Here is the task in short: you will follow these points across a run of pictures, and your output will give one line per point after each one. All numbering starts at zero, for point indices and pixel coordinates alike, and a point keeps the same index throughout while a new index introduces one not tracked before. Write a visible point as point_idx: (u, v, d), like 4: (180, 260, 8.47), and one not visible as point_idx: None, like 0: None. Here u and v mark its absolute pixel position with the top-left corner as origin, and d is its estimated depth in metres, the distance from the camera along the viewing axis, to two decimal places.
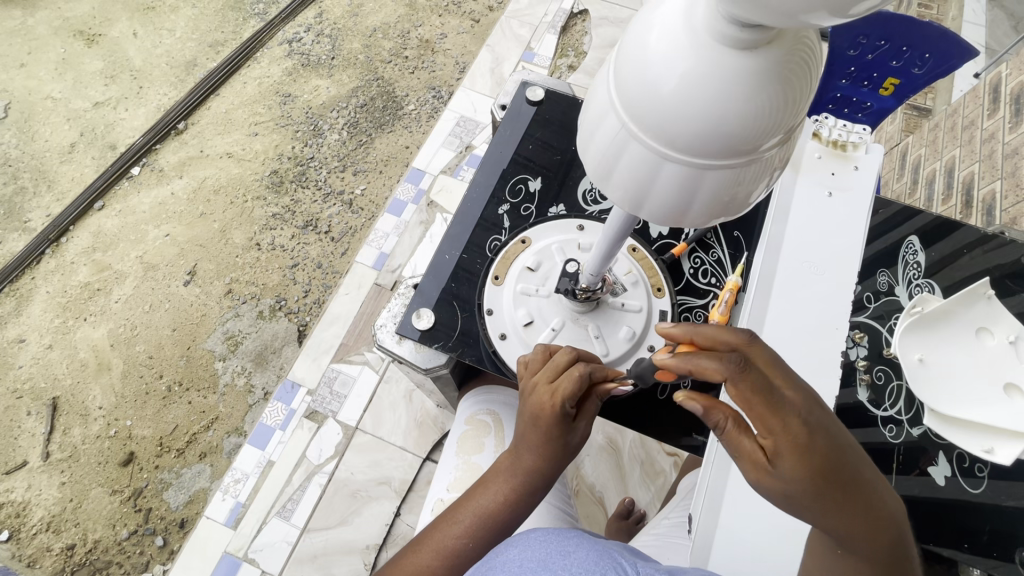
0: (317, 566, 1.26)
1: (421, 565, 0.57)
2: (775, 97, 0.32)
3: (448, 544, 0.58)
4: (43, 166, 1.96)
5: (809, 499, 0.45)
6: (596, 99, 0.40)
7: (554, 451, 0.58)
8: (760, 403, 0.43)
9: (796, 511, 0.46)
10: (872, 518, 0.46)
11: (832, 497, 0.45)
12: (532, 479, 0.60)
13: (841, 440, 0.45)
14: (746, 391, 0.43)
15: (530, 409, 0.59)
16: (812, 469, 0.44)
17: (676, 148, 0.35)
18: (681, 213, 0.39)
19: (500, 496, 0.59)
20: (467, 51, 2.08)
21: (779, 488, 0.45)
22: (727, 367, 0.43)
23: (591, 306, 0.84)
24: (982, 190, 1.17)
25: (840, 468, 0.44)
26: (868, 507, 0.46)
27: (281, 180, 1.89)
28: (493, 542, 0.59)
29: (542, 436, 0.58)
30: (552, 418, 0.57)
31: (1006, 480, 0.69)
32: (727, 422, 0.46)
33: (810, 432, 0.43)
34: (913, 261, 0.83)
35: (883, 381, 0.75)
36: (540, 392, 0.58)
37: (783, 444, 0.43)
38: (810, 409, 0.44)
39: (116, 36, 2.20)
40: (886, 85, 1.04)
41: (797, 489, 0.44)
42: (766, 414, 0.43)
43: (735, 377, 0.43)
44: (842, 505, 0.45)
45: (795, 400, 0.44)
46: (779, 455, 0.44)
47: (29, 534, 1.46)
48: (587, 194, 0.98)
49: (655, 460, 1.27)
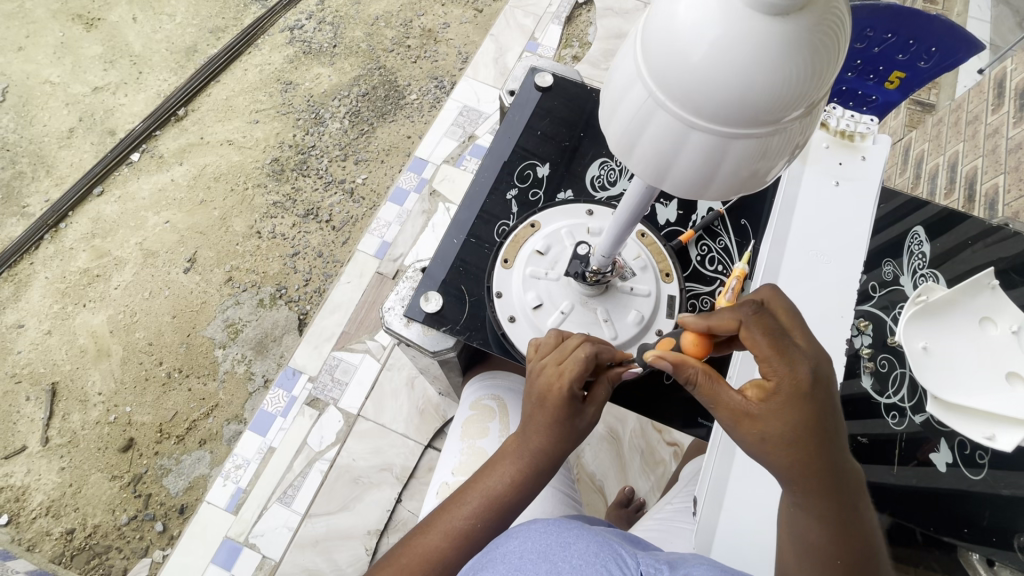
0: (318, 552, 1.27)
1: (429, 546, 0.56)
2: (803, 65, 0.32)
3: (456, 524, 0.57)
4: (41, 151, 1.95)
5: (787, 447, 0.45)
6: (621, 72, 0.40)
7: (560, 432, 0.59)
8: (768, 348, 0.46)
9: (766, 462, 0.46)
10: (838, 485, 0.46)
11: (813, 453, 0.45)
12: (538, 460, 0.60)
13: (836, 402, 0.47)
14: (758, 335, 0.46)
15: (538, 389, 0.60)
16: (804, 414, 0.45)
17: (703, 117, 0.35)
18: (703, 185, 0.40)
19: (507, 476, 0.60)
20: (469, 41, 2.07)
21: (759, 433, 0.45)
22: (742, 313, 0.47)
23: (601, 290, 0.84)
24: (985, 185, 1.18)
25: (828, 426, 0.46)
26: (842, 477, 0.47)
27: (282, 169, 1.88)
28: (500, 523, 0.58)
29: (550, 417, 0.59)
30: (558, 398, 0.58)
31: (1005, 468, 0.72)
32: (696, 375, 0.48)
33: (810, 380, 0.45)
34: (919, 252, 0.84)
35: (887, 369, 0.77)
36: (549, 373, 0.60)
37: (785, 386, 0.45)
38: (818, 362, 0.46)
39: (116, 21, 2.18)
40: (891, 79, 1.04)
41: (777, 435, 0.45)
42: (771, 357, 0.46)
43: (749, 322, 0.47)
44: (819, 464, 0.45)
45: (805, 350, 0.46)
46: (771, 397, 0.45)
47: (28, 518, 1.46)
48: (595, 180, 0.98)
49: (655, 449, 1.28)
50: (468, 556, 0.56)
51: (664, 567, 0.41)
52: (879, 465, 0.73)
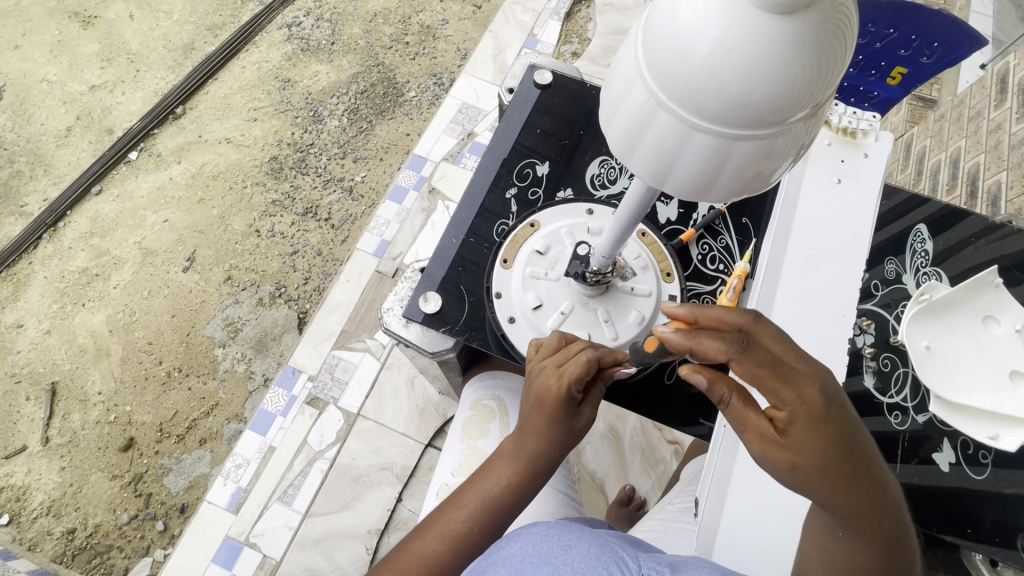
0: (318, 551, 1.27)
1: (426, 550, 0.56)
2: (808, 65, 0.32)
3: (453, 527, 0.57)
4: (39, 150, 1.94)
5: (819, 473, 0.45)
6: (621, 72, 0.39)
7: (558, 435, 0.59)
8: (769, 378, 0.44)
9: (799, 487, 0.46)
10: (873, 502, 0.46)
11: (844, 473, 0.45)
12: (536, 462, 0.59)
13: (854, 416, 0.46)
14: (753, 367, 0.44)
15: (536, 391, 0.59)
16: (828, 440, 0.44)
17: (705, 118, 0.34)
18: (705, 187, 0.39)
19: (504, 479, 0.59)
20: (469, 38, 2.06)
21: (789, 462, 0.45)
22: (732, 348, 0.44)
23: (601, 290, 0.84)
24: (987, 181, 1.17)
25: (852, 444, 0.45)
26: (876, 489, 0.46)
27: (280, 167, 1.87)
28: (497, 526, 0.58)
29: (547, 419, 0.58)
30: (557, 401, 0.58)
31: (1007, 467, 0.71)
32: (730, 394, 0.47)
33: (825, 401, 0.44)
34: (921, 250, 0.83)
35: (890, 368, 0.76)
36: (547, 375, 0.59)
37: (799, 413, 0.44)
38: (825, 380, 0.45)
39: (113, 19, 2.17)
40: (893, 75, 1.04)
41: (807, 463, 0.44)
42: (778, 385, 0.44)
43: (742, 356, 0.44)
44: (851, 483, 0.45)
45: (808, 371, 0.44)
46: (792, 425, 0.44)
47: (29, 518, 1.46)
48: (595, 179, 0.98)
49: (656, 448, 1.27)
50: (465, 559, 0.56)
51: (666, 569, 0.41)
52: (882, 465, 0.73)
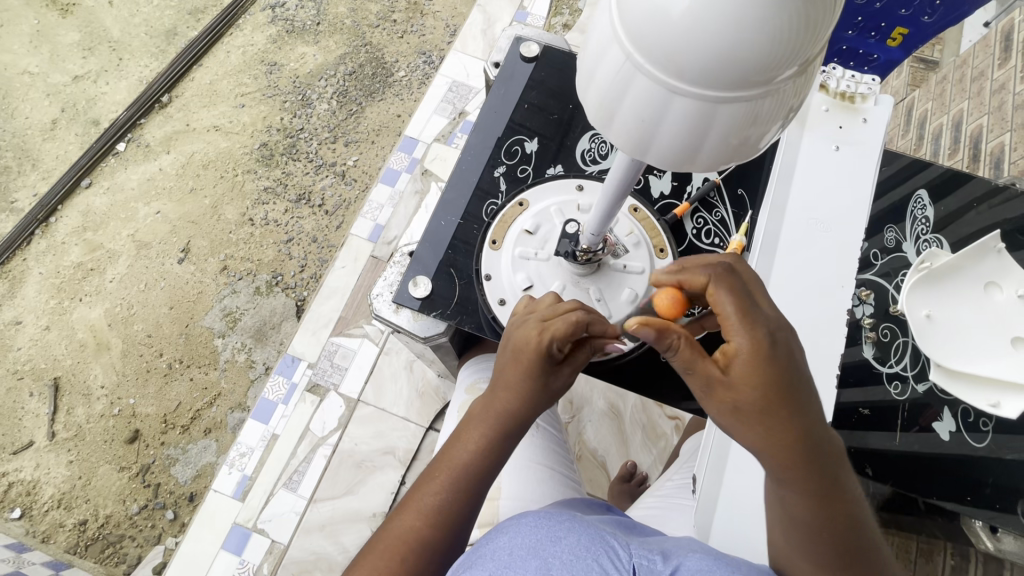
0: (325, 535, 1.28)
1: (407, 529, 0.53)
2: (796, 17, 0.30)
3: (430, 503, 0.54)
4: (25, 144, 1.91)
5: (757, 415, 0.44)
6: (597, 35, 0.37)
7: (534, 391, 0.57)
8: (737, 311, 0.45)
9: (736, 432, 0.45)
10: (815, 458, 0.45)
11: (783, 419, 0.44)
12: (506, 423, 0.57)
13: (802, 365, 0.45)
14: (726, 294, 0.46)
15: (514, 344, 0.57)
16: (770, 382, 0.44)
17: (686, 81, 0.33)
18: (688, 156, 0.38)
19: (477, 445, 0.56)
20: (457, 13, 2.00)
21: (729, 403, 0.45)
22: (714, 270, 0.48)
23: (593, 269, 0.82)
24: (990, 143, 1.15)
25: (794, 389, 0.44)
26: (819, 443, 0.45)
27: (270, 153, 1.84)
28: (475, 495, 0.55)
29: (525, 372, 0.56)
30: (534, 355, 0.56)
31: (1007, 434, 0.72)
32: (679, 341, 0.46)
33: (772, 341, 0.44)
34: (922, 217, 0.81)
35: (889, 338, 0.75)
36: (528, 328, 0.57)
37: (745, 351, 0.44)
38: (781, 326, 0.45)
39: (92, 5, 2.11)
40: (894, 36, 1.00)
41: (746, 403, 0.44)
42: (735, 317, 0.45)
43: (719, 277, 0.47)
44: (791, 431, 0.44)
45: (769, 313, 0.46)
46: (735, 361, 0.45)
47: (41, 511, 1.48)
48: (585, 154, 0.96)
49: (656, 424, 1.28)
50: (449, 533, 0.54)
51: (656, 557, 0.40)
52: (881, 434, 0.73)
